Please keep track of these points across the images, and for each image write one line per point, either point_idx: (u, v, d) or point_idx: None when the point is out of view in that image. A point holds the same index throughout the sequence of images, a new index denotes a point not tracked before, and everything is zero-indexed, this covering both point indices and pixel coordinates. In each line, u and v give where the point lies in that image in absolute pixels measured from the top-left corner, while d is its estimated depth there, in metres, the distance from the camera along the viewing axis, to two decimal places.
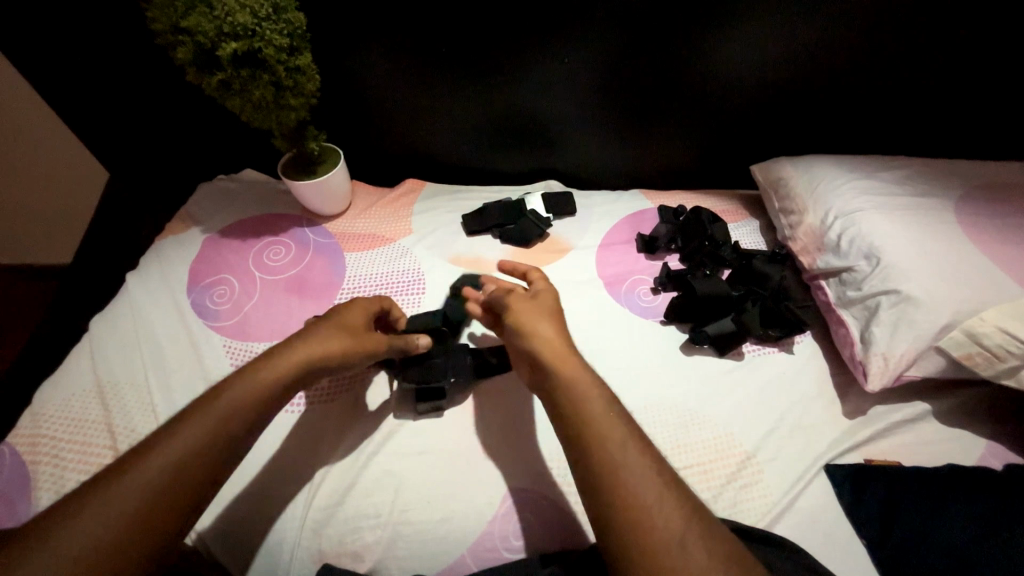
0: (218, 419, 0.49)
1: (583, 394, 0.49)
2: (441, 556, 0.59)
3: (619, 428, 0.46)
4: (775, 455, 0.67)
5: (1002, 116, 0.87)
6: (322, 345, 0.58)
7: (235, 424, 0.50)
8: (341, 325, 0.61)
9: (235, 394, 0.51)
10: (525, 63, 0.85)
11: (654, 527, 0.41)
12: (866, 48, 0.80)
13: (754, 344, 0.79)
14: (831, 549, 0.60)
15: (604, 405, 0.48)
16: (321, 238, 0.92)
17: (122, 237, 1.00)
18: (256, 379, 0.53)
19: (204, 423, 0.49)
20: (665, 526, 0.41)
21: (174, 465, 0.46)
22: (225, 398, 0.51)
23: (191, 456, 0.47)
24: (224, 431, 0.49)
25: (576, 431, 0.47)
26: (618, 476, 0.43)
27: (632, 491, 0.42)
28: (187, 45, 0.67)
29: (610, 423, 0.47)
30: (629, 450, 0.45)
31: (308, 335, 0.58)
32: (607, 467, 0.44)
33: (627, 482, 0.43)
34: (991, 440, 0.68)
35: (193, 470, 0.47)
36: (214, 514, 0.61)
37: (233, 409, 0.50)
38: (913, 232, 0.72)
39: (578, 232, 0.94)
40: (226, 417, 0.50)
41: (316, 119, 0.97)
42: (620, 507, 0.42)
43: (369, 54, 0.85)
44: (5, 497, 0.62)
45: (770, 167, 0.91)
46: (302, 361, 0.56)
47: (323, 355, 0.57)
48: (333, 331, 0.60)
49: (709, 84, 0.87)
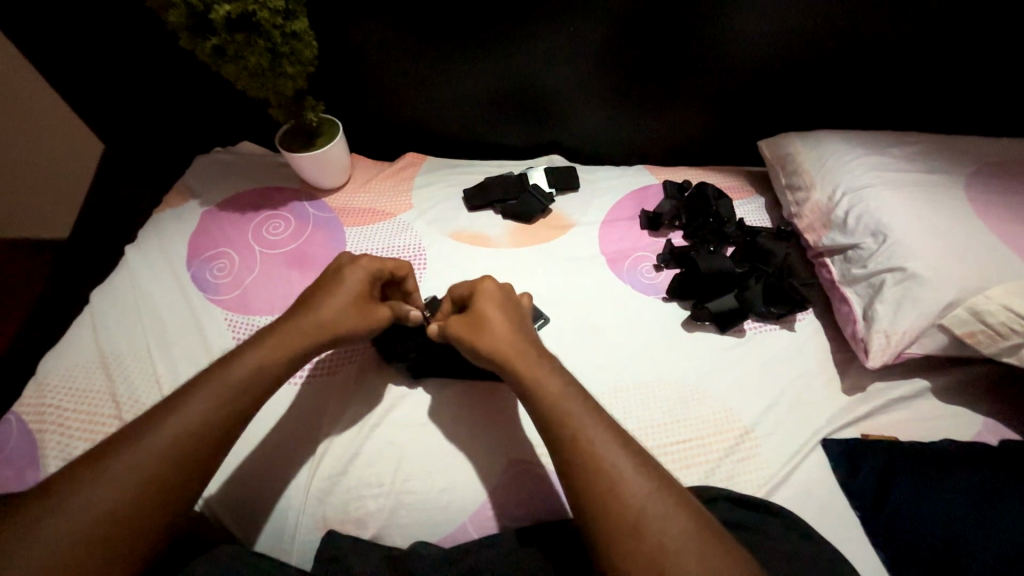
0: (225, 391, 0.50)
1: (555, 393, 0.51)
2: (443, 524, 0.60)
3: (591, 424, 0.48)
4: (776, 429, 0.68)
5: (1016, 92, 0.85)
6: (319, 325, 0.56)
7: (241, 396, 0.50)
8: (341, 298, 0.58)
9: (242, 366, 0.52)
10: (529, 32, 0.83)
11: (618, 504, 0.43)
12: (879, 20, 0.78)
13: (756, 321, 0.79)
14: (826, 518, 0.62)
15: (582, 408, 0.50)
16: (320, 212, 0.91)
17: (119, 209, 0.99)
18: (263, 353, 0.53)
19: (208, 398, 0.49)
20: (631, 503, 0.43)
21: (181, 436, 0.46)
22: (232, 369, 0.51)
23: (199, 427, 0.47)
24: (231, 401, 0.49)
25: (545, 422, 0.50)
26: (586, 458, 0.46)
27: (599, 474, 0.45)
28: (179, 8, 0.65)
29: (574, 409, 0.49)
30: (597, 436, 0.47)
31: (308, 310, 0.57)
32: (573, 452, 0.47)
33: (591, 464, 0.46)
34: (988, 417, 0.69)
35: (201, 440, 0.47)
36: (219, 482, 0.62)
37: (240, 381, 0.51)
38: (922, 209, 0.72)
39: (581, 208, 0.93)
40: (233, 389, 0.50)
41: (315, 90, 0.95)
42: (584, 489, 0.45)
43: (368, 21, 0.83)
44: (13, 464, 0.62)
45: (778, 143, 0.90)
46: (300, 339, 0.55)
47: (320, 333, 0.56)
48: (329, 308, 0.57)
49: (717, 56, 0.85)
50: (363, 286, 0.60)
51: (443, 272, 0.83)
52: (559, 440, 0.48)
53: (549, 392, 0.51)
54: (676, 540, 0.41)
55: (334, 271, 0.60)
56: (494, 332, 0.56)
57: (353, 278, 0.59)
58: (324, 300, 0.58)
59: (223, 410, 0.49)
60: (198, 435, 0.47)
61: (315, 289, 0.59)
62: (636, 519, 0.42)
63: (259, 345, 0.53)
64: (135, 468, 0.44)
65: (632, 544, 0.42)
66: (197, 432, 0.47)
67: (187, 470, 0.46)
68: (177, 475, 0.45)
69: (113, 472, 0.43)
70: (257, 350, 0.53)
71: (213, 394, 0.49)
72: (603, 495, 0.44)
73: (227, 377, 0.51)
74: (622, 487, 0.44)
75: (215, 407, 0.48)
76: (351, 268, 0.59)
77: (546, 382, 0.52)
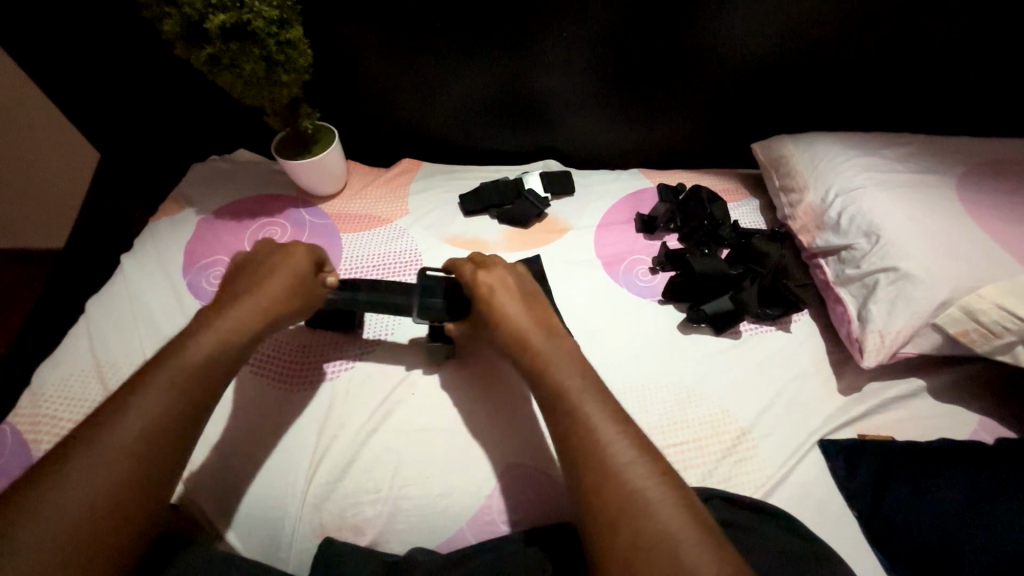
0: (187, 381, 0.50)
1: (594, 418, 0.49)
2: (440, 530, 0.60)
3: (624, 446, 0.47)
4: (771, 431, 0.68)
5: (1006, 93, 0.86)
6: (277, 296, 0.59)
7: (199, 380, 0.51)
8: (294, 274, 0.61)
9: (206, 351, 0.52)
10: (522, 39, 0.83)
11: (611, 490, 0.45)
12: (868, 23, 0.79)
13: (752, 322, 0.79)
14: (824, 518, 0.62)
15: (614, 428, 0.49)
16: (317, 219, 0.91)
17: (115, 217, 0.99)
18: (222, 336, 0.54)
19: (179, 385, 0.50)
20: (662, 532, 0.42)
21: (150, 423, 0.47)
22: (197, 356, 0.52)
23: (166, 412, 0.48)
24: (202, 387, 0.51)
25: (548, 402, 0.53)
26: (585, 449, 0.48)
27: (595, 462, 0.47)
28: (174, 18, 0.66)
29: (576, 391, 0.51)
30: (598, 421, 0.49)
31: (263, 285, 0.59)
32: (599, 474, 0.46)
33: (585, 448, 0.48)
34: (983, 415, 0.69)
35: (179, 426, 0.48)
36: (209, 481, 0.61)
37: (202, 363, 0.52)
38: (913, 209, 0.72)
39: (577, 212, 0.93)
40: (194, 374, 0.51)
41: (310, 98, 0.95)
42: (607, 511, 0.44)
43: (364, 30, 0.83)
44: (8, 474, 0.62)
45: (771, 144, 0.90)
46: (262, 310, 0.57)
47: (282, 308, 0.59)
48: (285, 280, 0.60)
49: (709, 62, 0.86)
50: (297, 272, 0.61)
51: None
52: (583, 459, 0.47)
53: (590, 419, 0.49)
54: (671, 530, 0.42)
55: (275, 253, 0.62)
56: (518, 327, 0.57)
57: (301, 257, 0.62)
58: (280, 273, 0.60)
59: (185, 395, 0.49)
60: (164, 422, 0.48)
61: (263, 266, 0.61)
62: (617, 510, 0.44)
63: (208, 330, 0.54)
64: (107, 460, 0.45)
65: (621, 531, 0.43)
66: (164, 418, 0.48)
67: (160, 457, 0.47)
68: (157, 459, 0.46)
69: (89, 466, 0.44)
70: (226, 331, 0.54)
71: (174, 384, 0.49)
72: (596, 492, 0.46)
73: (181, 366, 0.51)
74: (652, 514, 0.43)
75: (177, 394, 0.49)
76: (296, 248, 0.63)
77: (559, 374, 0.53)
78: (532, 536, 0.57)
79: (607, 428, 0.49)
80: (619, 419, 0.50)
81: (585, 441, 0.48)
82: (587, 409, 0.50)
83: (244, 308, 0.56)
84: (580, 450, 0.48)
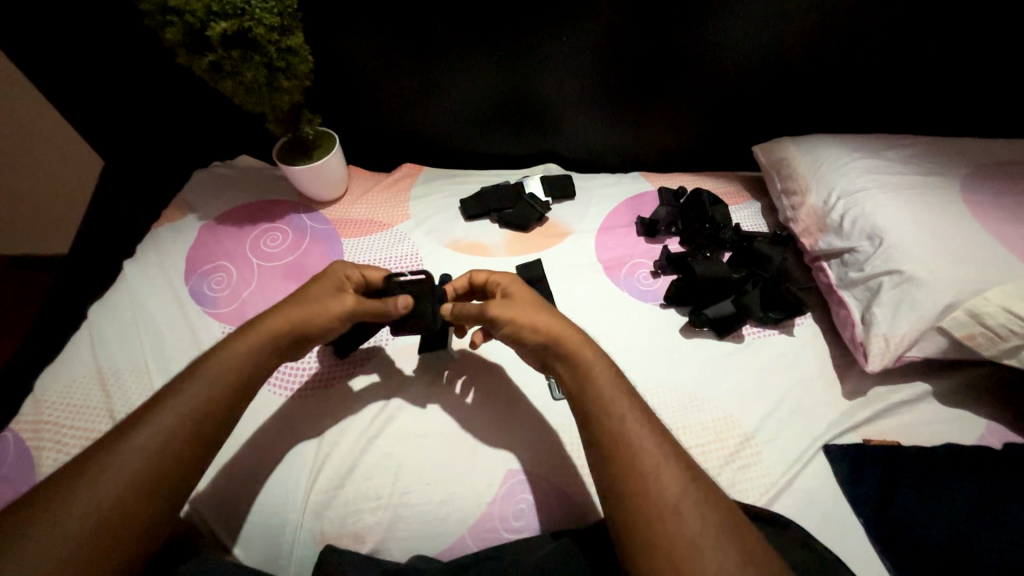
0: (209, 393, 0.50)
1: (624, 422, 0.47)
2: (442, 538, 0.60)
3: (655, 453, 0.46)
4: (776, 436, 0.67)
5: (1008, 94, 0.86)
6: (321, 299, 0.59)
7: (220, 396, 0.51)
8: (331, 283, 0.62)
9: (227, 362, 0.53)
10: (521, 44, 0.84)
11: (644, 497, 0.43)
12: (869, 26, 0.79)
13: (754, 326, 0.79)
14: (830, 525, 0.61)
15: (652, 437, 0.47)
16: (318, 224, 0.91)
17: (117, 224, 0.99)
18: (247, 344, 0.54)
19: (196, 394, 0.50)
20: (694, 540, 0.40)
21: (173, 431, 0.47)
22: (219, 365, 0.52)
23: (193, 417, 0.49)
24: (218, 399, 0.51)
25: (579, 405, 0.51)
26: (621, 448, 0.46)
27: (623, 465, 0.45)
28: (176, 26, 0.66)
29: (603, 383, 0.51)
30: (632, 422, 0.48)
31: (310, 294, 0.60)
32: (632, 482, 0.44)
33: (620, 456, 0.46)
34: (990, 419, 0.68)
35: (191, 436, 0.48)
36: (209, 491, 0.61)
37: (225, 375, 0.52)
38: (917, 212, 0.71)
39: (578, 216, 0.93)
40: (219, 382, 0.51)
41: (312, 104, 0.95)
42: (639, 517, 0.43)
43: (364, 36, 0.84)
44: (10, 482, 0.62)
45: (772, 147, 0.90)
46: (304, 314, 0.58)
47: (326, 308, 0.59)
48: (327, 287, 0.61)
49: (709, 65, 0.86)
50: (340, 278, 0.63)
51: None
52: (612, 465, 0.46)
53: (621, 424, 0.47)
54: (711, 535, 0.41)
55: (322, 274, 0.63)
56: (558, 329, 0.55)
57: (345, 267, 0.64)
58: (321, 283, 0.61)
59: (203, 407, 0.50)
60: (185, 432, 0.48)
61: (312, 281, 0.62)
62: (650, 517, 0.42)
63: (235, 343, 0.54)
64: (126, 464, 0.45)
65: (652, 531, 0.42)
66: (184, 426, 0.48)
67: (177, 469, 0.47)
68: (174, 468, 0.46)
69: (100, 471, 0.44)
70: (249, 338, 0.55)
71: (200, 389, 0.50)
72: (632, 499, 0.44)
73: (203, 378, 0.51)
74: (682, 521, 0.41)
75: (200, 404, 0.50)
76: (338, 267, 0.64)
77: (597, 379, 0.51)
78: (534, 543, 0.56)
79: (646, 439, 0.47)
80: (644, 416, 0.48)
81: (620, 448, 0.46)
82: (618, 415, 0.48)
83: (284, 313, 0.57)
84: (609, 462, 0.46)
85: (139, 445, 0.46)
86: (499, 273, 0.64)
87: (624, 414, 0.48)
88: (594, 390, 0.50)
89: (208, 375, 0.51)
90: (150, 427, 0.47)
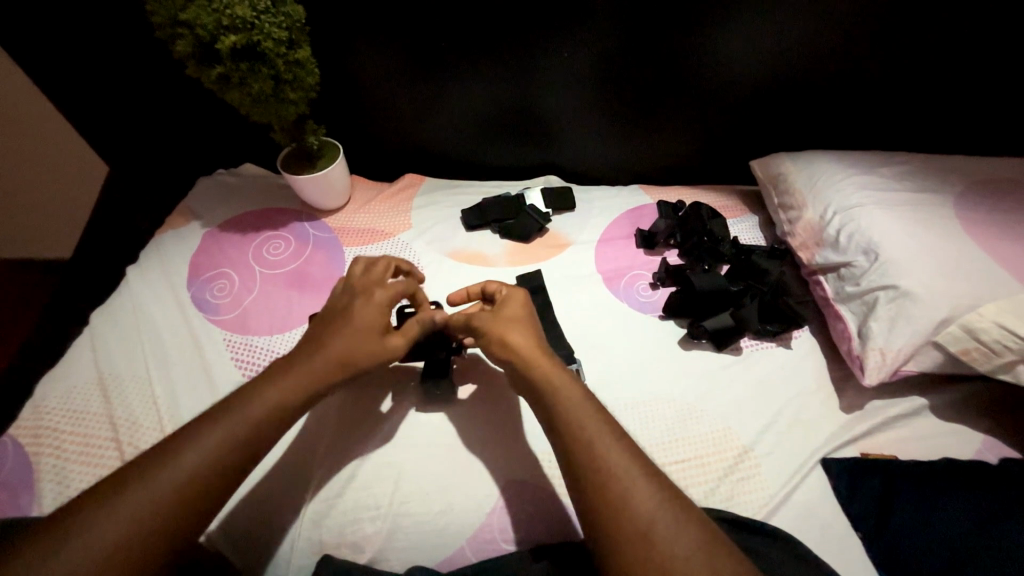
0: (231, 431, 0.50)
1: (610, 460, 0.47)
2: (441, 548, 0.60)
3: (647, 494, 0.45)
4: (773, 449, 0.68)
5: (1002, 113, 0.87)
6: (363, 337, 0.59)
7: (241, 441, 0.50)
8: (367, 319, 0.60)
9: (260, 394, 0.53)
10: (523, 59, 0.85)
11: (629, 540, 0.43)
12: (862, 47, 0.81)
13: (753, 339, 0.79)
14: (830, 539, 0.61)
15: (641, 478, 0.46)
16: (320, 232, 0.92)
17: (121, 231, 1.00)
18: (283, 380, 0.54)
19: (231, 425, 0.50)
20: None
21: (189, 471, 0.46)
22: (254, 395, 0.53)
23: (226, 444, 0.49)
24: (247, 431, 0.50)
25: (548, 422, 0.52)
26: (590, 467, 0.47)
27: (612, 509, 0.44)
28: (187, 39, 0.67)
29: (596, 428, 0.50)
30: (619, 462, 0.47)
31: (351, 330, 0.59)
32: (626, 526, 0.43)
33: (608, 496, 0.45)
34: (986, 434, 0.69)
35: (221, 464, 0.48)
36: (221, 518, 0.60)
37: (251, 414, 0.51)
38: (911, 227, 0.73)
39: (578, 227, 0.94)
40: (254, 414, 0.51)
41: (316, 115, 0.97)
42: (624, 558, 0.42)
43: (369, 51, 0.85)
44: (10, 489, 0.62)
45: (770, 162, 0.91)
46: (348, 354, 0.58)
47: (371, 348, 0.59)
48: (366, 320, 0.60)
49: (707, 81, 0.87)
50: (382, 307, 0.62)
51: (441, 292, 0.83)
52: (602, 506, 0.45)
53: (609, 463, 0.47)
54: (682, 556, 0.41)
55: (353, 304, 0.62)
56: (552, 374, 0.54)
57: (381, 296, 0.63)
58: (358, 317, 0.60)
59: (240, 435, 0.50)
60: (204, 473, 0.47)
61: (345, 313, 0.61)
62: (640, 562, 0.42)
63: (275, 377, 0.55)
64: (139, 502, 0.44)
65: (625, 555, 0.42)
66: (204, 465, 0.47)
67: (185, 513, 0.45)
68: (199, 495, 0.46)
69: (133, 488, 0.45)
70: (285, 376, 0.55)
71: (238, 418, 0.51)
72: (624, 548, 0.43)
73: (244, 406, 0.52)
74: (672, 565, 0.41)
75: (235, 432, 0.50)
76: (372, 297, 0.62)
77: (582, 419, 0.50)
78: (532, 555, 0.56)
79: (635, 478, 0.46)
80: (630, 449, 0.48)
81: (608, 485, 0.46)
82: (605, 454, 0.47)
83: (329, 352, 0.57)
84: (598, 499, 0.45)
85: (161, 477, 0.46)
86: (505, 285, 0.67)
87: (593, 437, 0.49)
88: (582, 430, 0.49)
89: (240, 406, 0.52)
90: (166, 467, 0.46)
